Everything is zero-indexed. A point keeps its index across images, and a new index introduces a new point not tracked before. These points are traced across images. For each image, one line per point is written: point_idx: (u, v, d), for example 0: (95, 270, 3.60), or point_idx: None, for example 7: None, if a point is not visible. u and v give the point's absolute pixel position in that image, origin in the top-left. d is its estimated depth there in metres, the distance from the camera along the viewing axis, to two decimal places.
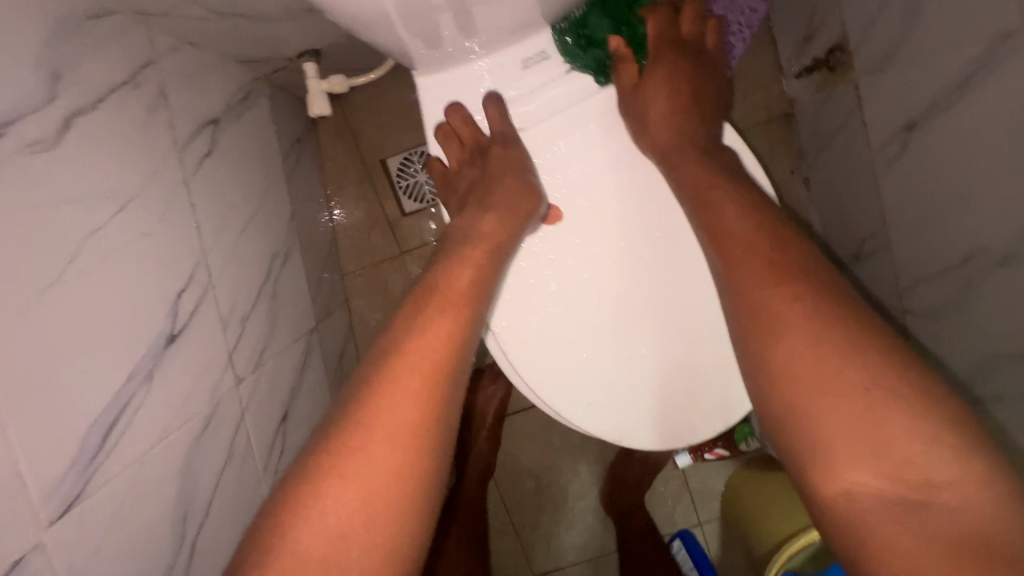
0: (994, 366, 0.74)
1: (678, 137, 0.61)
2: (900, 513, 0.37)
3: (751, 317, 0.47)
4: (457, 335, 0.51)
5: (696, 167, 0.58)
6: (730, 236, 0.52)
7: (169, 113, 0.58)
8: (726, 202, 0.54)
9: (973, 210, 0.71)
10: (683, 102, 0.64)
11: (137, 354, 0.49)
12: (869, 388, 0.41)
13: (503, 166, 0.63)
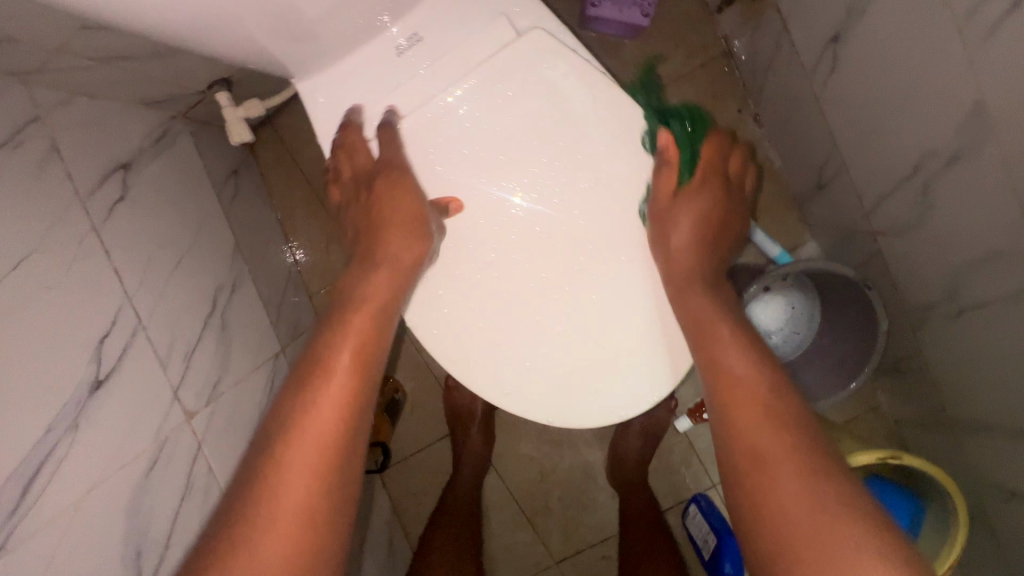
0: (979, 268, 0.70)
1: (691, 269, 0.59)
2: None
3: (743, 456, 0.47)
4: (348, 408, 0.50)
5: (702, 300, 0.57)
6: (731, 372, 0.51)
7: (66, 165, 0.59)
8: (725, 341, 0.54)
9: (914, 113, 0.66)
10: (706, 241, 0.61)
11: (58, 405, 0.50)
12: (853, 538, 0.39)
13: (391, 205, 0.59)
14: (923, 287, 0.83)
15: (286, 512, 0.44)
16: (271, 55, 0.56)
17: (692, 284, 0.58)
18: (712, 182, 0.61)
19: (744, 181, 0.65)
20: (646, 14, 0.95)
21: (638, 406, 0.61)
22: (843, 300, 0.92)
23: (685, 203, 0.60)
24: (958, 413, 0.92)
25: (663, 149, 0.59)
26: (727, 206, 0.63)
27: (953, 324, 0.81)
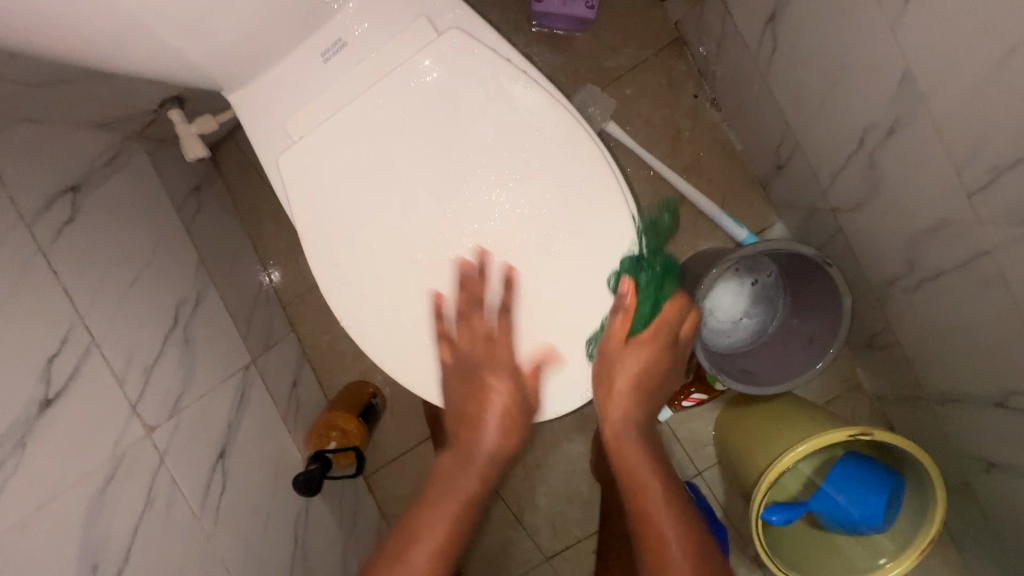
0: (929, 239, 0.70)
1: (630, 427, 0.70)
2: None
3: None
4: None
5: (632, 451, 0.70)
6: (652, 519, 0.66)
7: (8, 190, 0.60)
8: (647, 484, 0.69)
9: (852, 86, 0.66)
10: (640, 400, 0.71)
11: (2, 426, 0.51)
12: None
13: (505, 401, 0.67)
14: (883, 261, 0.82)
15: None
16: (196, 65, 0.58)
17: (640, 442, 0.71)
18: (655, 342, 0.70)
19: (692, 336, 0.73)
20: (590, 5, 0.96)
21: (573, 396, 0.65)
22: (806, 278, 0.92)
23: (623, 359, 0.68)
24: (933, 386, 0.91)
25: (622, 295, 0.64)
26: (666, 361, 0.72)
27: (915, 296, 0.80)
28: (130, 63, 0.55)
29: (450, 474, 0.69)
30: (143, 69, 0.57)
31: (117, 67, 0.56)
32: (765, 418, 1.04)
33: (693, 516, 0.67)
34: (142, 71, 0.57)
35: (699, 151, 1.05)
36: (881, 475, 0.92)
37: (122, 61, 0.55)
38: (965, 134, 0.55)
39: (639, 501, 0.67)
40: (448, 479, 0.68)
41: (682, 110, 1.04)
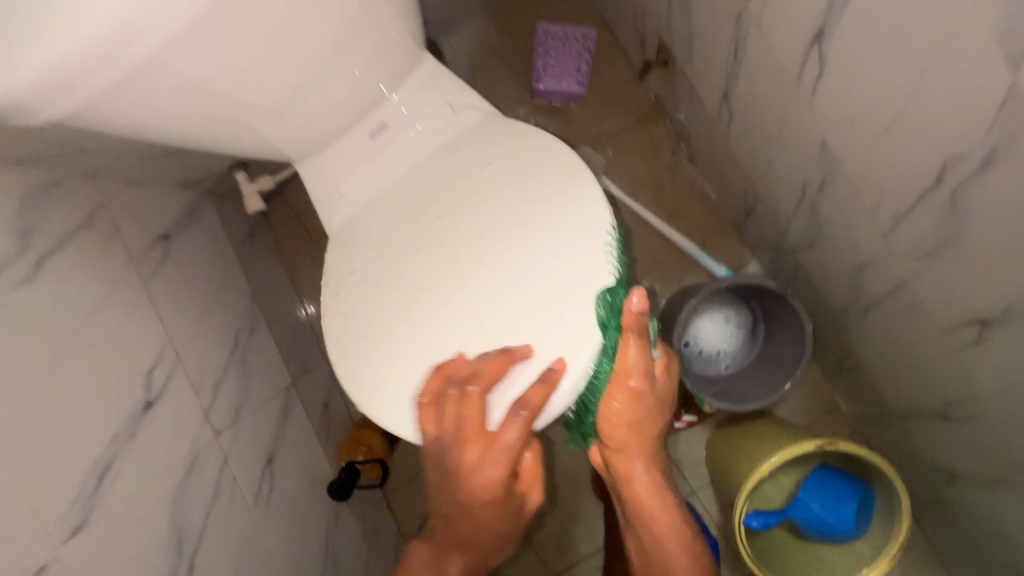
0: (864, 271, 0.84)
1: (645, 458, 0.76)
2: None
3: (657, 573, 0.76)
4: None
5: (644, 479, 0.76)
6: (659, 527, 0.77)
7: (122, 239, 0.77)
8: (652, 500, 0.77)
9: (789, 150, 0.83)
10: (650, 449, 0.77)
11: (118, 419, 0.65)
12: None
13: (486, 507, 0.67)
14: (836, 291, 0.95)
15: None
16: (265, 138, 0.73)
17: (656, 487, 0.77)
18: (667, 379, 0.74)
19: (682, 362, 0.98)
20: (581, 83, 1.16)
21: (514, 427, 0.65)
22: (776, 309, 1.05)
23: (641, 401, 0.71)
24: (894, 402, 1.02)
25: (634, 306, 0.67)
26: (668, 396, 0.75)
27: (865, 320, 0.92)
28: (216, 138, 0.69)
29: (448, 562, 0.73)
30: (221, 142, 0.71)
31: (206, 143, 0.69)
32: (747, 436, 1.17)
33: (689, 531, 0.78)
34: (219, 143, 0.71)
35: (679, 200, 1.22)
36: (847, 484, 1.01)
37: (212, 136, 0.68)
38: (872, 188, 0.70)
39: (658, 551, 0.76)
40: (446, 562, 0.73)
41: (663, 166, 1.22)
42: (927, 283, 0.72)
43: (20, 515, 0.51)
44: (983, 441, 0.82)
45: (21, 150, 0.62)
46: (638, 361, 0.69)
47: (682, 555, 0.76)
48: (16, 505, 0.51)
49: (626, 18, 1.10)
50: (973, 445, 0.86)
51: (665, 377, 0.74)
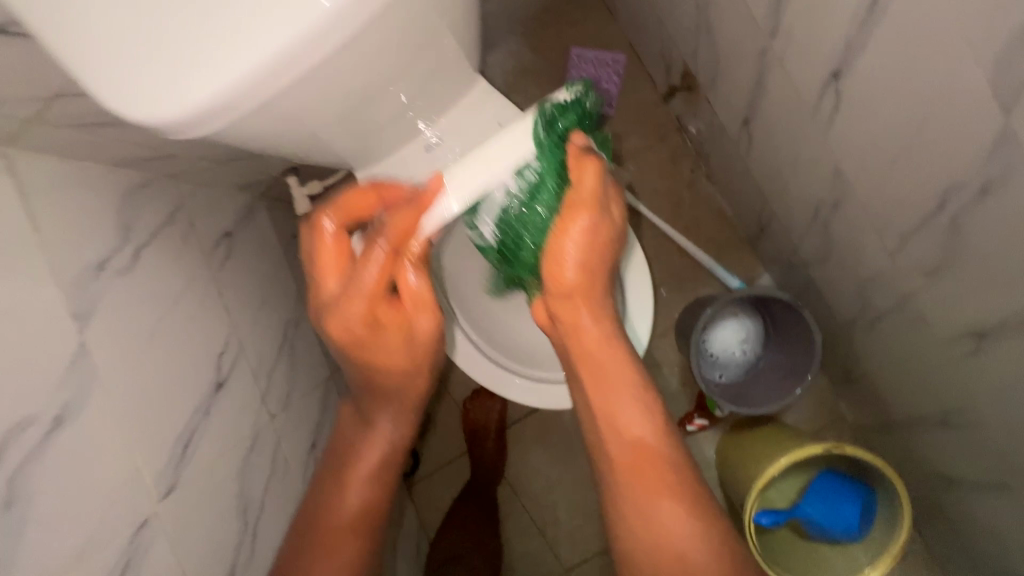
0: (872, 286, 0.91)
1: (582, 294, 0.67)
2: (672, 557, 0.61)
3: (608, 432, 0.67)
4: (362, 508, 0.73)
5: (579, 310, 0.68)
6: (624, 415, 0.67)
7: (196, 235, 0.84)
8: (595, 341, 0.68)
9: (803, 173, 0.90)
10: (597, 298, 0.69)
11: (198, 397, 0.72)
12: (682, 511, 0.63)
13: (380, 354, 0.69)
14: (845, 304, 1.02)
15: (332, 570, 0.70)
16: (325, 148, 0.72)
17: (605, 342, 0.68)
18: (610, 218, 0.68)
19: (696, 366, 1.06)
20: (610, 104, 1.24)
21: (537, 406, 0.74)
22: (786, 320, 1.13)
23: (577, 232, 0.65)
24: (898, 411, 1.08)
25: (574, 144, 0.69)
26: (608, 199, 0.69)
27: (871, 331, 0.99)
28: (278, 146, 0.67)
29: (385, 406, 0.75)
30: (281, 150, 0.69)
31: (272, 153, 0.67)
32: (756, 439, 1.23)
33: (648, 399, 0.68)
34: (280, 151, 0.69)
35: (697, 215, 1.30)
36: (858, 496, 1.06)
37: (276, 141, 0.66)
38: (881, 210, 0.77)
39: (609, 416, 0.67)
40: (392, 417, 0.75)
41: (682, 183, 1.30)
42: (930, 298, 0.79)
43: (130, 475, 0.58)
44: (981, 448, 0.89)
45: (125, 153, 0.70)
46: (586, 185, 0.66)
47: (644, 419, 0.67)
48: (127, 465, 0.58)
49: (653, 45, 1.18)
50: (971, 452, 0.92)
51: (610, 218, 0.68)
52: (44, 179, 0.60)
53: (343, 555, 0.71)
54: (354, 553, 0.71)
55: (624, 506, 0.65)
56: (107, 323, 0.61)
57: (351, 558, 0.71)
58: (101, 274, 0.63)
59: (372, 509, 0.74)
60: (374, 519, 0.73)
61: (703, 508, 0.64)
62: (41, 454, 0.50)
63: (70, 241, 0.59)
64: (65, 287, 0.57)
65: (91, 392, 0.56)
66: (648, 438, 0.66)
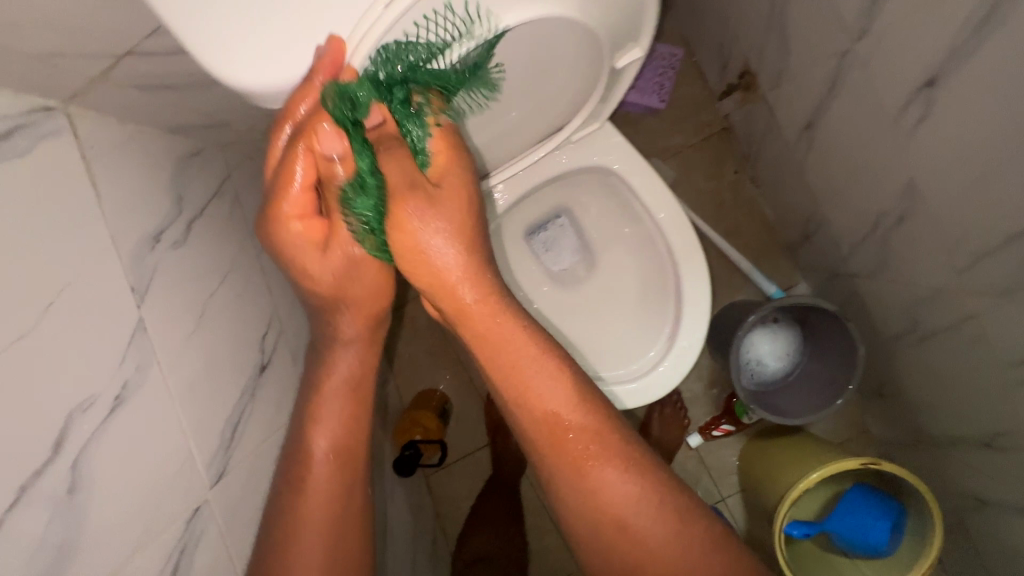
0: (927, 304, 0.89)
1: (463, 270, 0.55)
2: (622, 531, 0.54)
3: (518, 400, 0.57)
4: (333, 497, 0.58)
5: (444, 266, 0.54)
6: (535, 387, 0.57)
7: (241, 209, 0.81)
8: (471, 303, 0.56)
9: (868, 182, 0.88)
10: (479, 271, 0.56)
11: (243, 379, 0.69)
12: (632, 488, 0.55)
13: (319, 269, 0.54)
14: (892, 318, 1.00)
15: (316, 508, 0.56)
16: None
17: (497, 316, 0.57)
18: (458, 176, 0.55)
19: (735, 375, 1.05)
20: (662, 99, 1.22)
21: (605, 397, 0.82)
22: (822, 329, 1.11)
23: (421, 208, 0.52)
24: (933, 430, 1.07)
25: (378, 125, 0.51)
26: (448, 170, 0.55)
27: (917, 349, 0.97)
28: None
29: (336, 338, 0.59)
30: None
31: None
32: (783, 447, 1.21)
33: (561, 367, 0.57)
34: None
35: (738, 218, 1.27)
36: (890, 515, 1.04)
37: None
38: (955, 226, 0.75)
39: (522, 396, 0.57)
40: (348, 346, 0.59)
41: (726, 184, 1.27)
42: (995, 319, 0.77)
43: (182, 460, 0.55)
44: None
45: (178, 118, 0.66)
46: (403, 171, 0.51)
47: (559, 391, 0.57)
48: (179, 450, 0.55)
49: (711, 40, 1.15)
50: (1014, 475, 0.90)
51: (456, 179, 0.55)
52: (104, 142, 0.56)
53: (321, 485, 0.57)
54: (332, 501, 0.58)
55: (562, 486, 0.56)
56: (162, 298, 0.58)
57: (327, 507, 0.57)
58: (155, 247, 0.59)
59: (344, 452, 0.59)
60: (349, 468, 0.59)
61: (650, 467, 0.57)
62: (101, 437, 0.47)
63: (127, 211, 0.57)
64: (124, 258, 0.54)
65: (149, 371, 0.54)
66: (562, 411, 0.56)
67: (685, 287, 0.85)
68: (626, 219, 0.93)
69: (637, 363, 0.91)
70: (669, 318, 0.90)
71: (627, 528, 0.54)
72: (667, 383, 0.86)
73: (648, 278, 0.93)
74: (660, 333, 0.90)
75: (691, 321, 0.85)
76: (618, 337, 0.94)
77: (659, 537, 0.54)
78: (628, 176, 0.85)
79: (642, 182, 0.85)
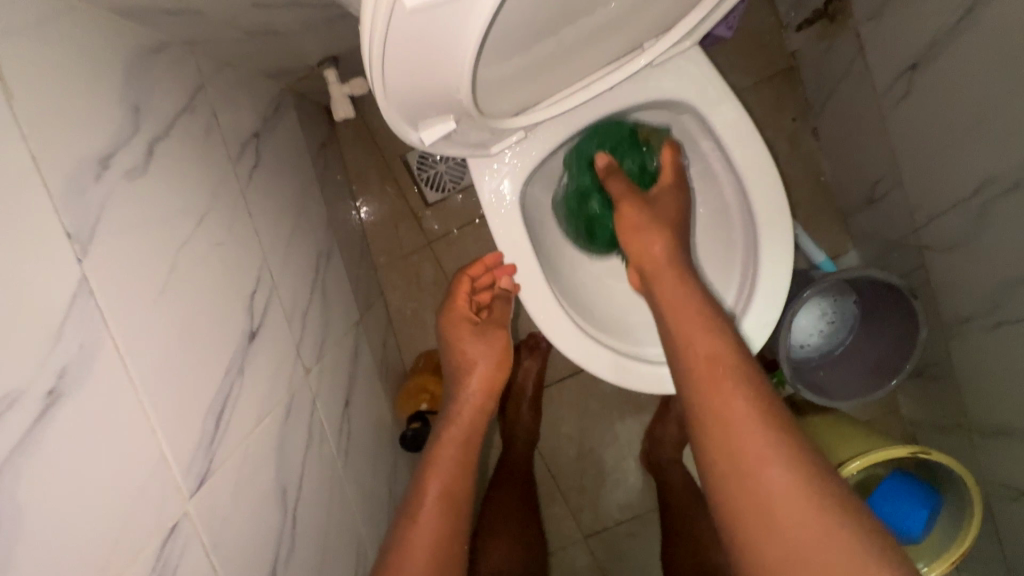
0: (1013, 289, 0.79)
1: (666, 248, 0.67)
2: (768, 497, 0.48)
3: (675, 347, 0.60)
4: (444, 521, 0.61)
5: (651, 244, 0.67)
6: (694, 345, 0.58)
7: (220, 130, 0.64)
8: (660, 262, 0.66)
9: (979, 139, 0.74)
10: (676, 248, 0.67)
11: (230, 350, 0.55)
12: (778, 445, 0.50)
13: (470, 349, 0.72)
14: (966, 299, 0.90)
15: (425, 530, 0.60)
16: (451, 99, 0.47)
17: (681, 280, 0.65)
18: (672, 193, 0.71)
19: (780, 352, 0.94)
20: (728, 27, 1.02)
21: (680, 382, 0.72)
22: (876, 304, 1.01)
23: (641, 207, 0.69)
24: (976, 419, 1.00)
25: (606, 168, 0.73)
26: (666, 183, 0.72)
27: (988, 335, 0.88)
28: (391, 96, 0.43)
29: (459, 399, 0.71)
30: (397, 109, 0.45)
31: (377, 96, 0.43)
32: (813, 427, 1.12)
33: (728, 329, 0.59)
34: (394, 112, 0.46)
35: (789, 175, 1.14)
36: (928, 504, 0.99)
37: (397, 85, 0.42)
38: None
39: (681, 342, 0.60)
40: (468, 402, 0.71)
41: (781, 135, 1.14)
42: None
43: (151, 466, 0.41)
44: None
45: None
46: (622, 188, 0.71)
47: (715, 340, 0.58)
48: (144, 454, 0.41)
49: None
50: None
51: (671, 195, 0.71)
52: (24, 12, 0.39)
53: (429, 512, 0.61)
54: (442, 527, 0.61)
55: (707, 451, 0.53)
56: (116, 246, 0.42)
57: (436, 536, 0.60)
58: (103, 174, 0.42)
59: (452, 491, 0.64)
60: (457, 505, 0.63)
61: (777, 418, 0.52)
62: (29, 450, 0.32)
63: (58, 118, 0.39)
64: (52, 181, 0.38)
65: (100, 346, 0.39)
66: (720, 355, 0.57)
67: (763, 253, 0.71)
68: (693, 166, 0.79)
69: None
70: (733, 289, 0.76)
71: (772, 498, 0.48)
72: None
73: (711, 239, 0.79)
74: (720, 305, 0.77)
75: (768, 293, 0.71)
76: None
77: (785, 487, 0.48)
78: (707, 114, 0.70)
79: (724, 120, 0.69)
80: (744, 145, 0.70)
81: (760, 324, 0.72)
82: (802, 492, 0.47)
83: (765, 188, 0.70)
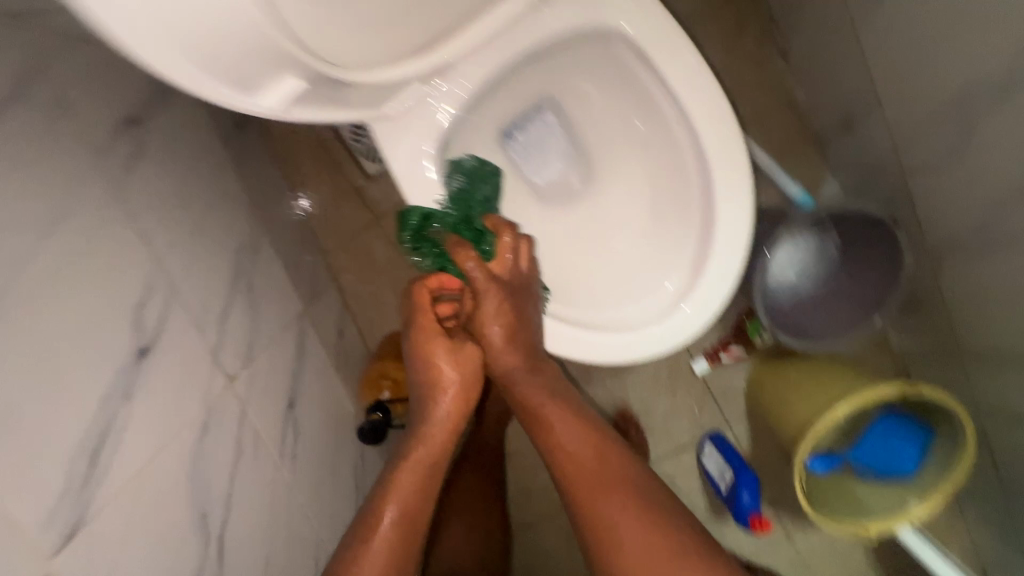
0: (1004, 207, 0.71)
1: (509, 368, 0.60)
2: (626, 552, 0.57)
3: (535, 427, 0.62)
4: (398, 551, 0.56)
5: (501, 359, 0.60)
6: (561, 437, 0.61)
7: (81, 120, 0.54)
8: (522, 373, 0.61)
9: (968, 39, 0.65)
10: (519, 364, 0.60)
11: (109, 374, 0.48)
12: (628, 504, 0.58)
13: (442, 370, 0.60)
14: (950, 223, 0.83)
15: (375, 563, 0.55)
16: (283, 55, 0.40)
17: (537, 377, 0.61)
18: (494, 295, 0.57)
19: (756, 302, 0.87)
20: None
21: (646, 352, 0.67)
22: (860, 236, 0.93)
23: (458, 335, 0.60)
24: (966, 348, 0.94)
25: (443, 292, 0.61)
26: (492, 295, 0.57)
27: (976, 259, 0.81)
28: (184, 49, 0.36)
29: (429, 419, 0.61)
30: (198, 70, 0.38)
31: (144, 50, 0.34)
32: (800, 370, 1.07)
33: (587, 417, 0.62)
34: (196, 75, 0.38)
35: (760, 103, 1.04)
36: (918, 438, 0.96)
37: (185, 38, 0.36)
38: None
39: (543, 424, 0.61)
40: (439, 424, 0.61)
41: (747, 59, 1.04)
42: None
43: None
44: None
45: None
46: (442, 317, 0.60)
47: (578, 430, 0.61)
48: None
49: None
50: None
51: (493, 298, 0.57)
52: None
53: (384, 541, 0.56)
54: (396, 555, 0.56)
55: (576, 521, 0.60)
56: None
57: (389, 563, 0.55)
58: None
59: (410, 520, 0.58)
60: (415, 533, 0.58)
61: (637, 486, 0.60)
62: None
63: None
64: None
65: None
66: (575, 443, 0.60)
67: (718, 196, 0.65)
68: (635, 105, 0.70)
69: (649, 300, 0.72)
70: (693, 241, 0.69)
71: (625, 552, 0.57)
72: (695, 323, 0.67)
73: (663, 185, 0.72)
74: (680, 261, 0.71)
75: (727, 237, 0.65)
76: (626, 266, 0.74)
77: (636, 548, 0.57)
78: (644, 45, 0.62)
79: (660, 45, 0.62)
80: (686, 73, 0.63)
81: (721, 277, 0.66)
82: (658, 544, 0.57)
83: (713, 120, 0.64)
